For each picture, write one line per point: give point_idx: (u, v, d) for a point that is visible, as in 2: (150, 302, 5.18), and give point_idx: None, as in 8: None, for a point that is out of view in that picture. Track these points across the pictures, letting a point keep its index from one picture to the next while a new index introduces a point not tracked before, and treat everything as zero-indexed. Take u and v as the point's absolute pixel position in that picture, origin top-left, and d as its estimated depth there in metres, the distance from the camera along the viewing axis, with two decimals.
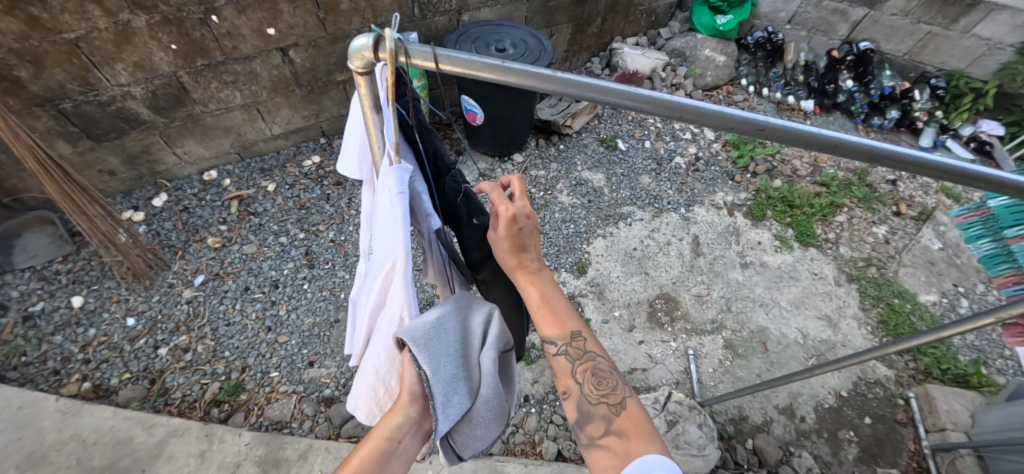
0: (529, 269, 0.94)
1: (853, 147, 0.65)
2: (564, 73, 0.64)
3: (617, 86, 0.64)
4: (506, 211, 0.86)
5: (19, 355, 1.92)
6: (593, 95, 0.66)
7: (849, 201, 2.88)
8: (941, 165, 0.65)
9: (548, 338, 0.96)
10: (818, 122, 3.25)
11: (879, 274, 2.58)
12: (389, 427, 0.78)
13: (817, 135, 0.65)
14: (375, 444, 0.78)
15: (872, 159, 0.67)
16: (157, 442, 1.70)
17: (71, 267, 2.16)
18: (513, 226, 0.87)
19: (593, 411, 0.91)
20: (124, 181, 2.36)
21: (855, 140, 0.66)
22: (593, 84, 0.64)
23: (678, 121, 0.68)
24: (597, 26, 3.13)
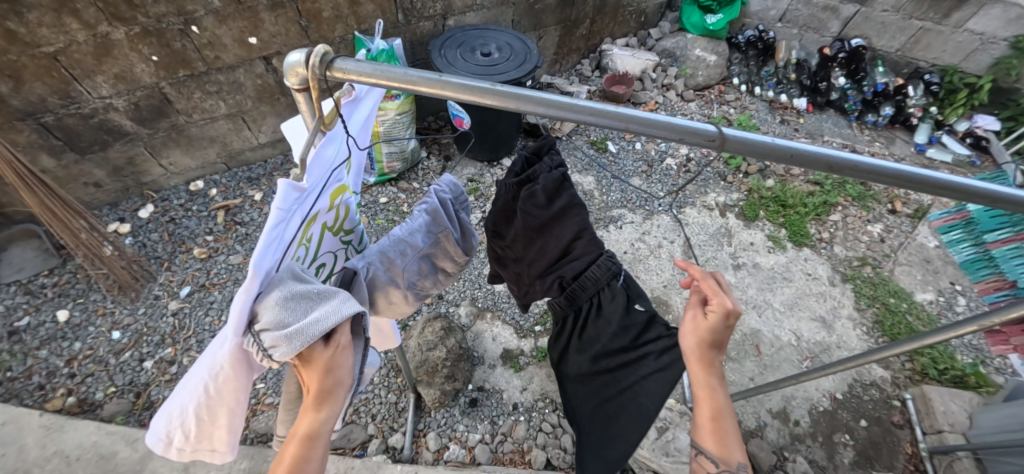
0: (712, 373, 0.85)
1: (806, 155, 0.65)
2: (504, 86, 0.65)
3: (560, 98, 0.65)
4: (722, 304, 0.82)
5: (4, 370, 1.91)
6: (535, 108, 0.66)
7: (843, 200, 2.85)
8: (902, 171, 0.64)
9: (704, 451, 0.84)
10: (812, 120, 3.21)
11: (874, 273, 2.54)
12: (323, 417, 0.70)
13: (770, 144, 0.64)
14: (308, 444, 0.68)
15: (831, 169, 0.66)
16: (140, 457, 1.68)
17: (57, 280, 2.16)
18: (722, 321, 0.83)
19: None
20: (110, 193, 2.36)
21: (809, 148, 0.65)
22: (532, 96, 0.64)
23: (628, 132, 0.67)
24: (585, 28, 3.11)
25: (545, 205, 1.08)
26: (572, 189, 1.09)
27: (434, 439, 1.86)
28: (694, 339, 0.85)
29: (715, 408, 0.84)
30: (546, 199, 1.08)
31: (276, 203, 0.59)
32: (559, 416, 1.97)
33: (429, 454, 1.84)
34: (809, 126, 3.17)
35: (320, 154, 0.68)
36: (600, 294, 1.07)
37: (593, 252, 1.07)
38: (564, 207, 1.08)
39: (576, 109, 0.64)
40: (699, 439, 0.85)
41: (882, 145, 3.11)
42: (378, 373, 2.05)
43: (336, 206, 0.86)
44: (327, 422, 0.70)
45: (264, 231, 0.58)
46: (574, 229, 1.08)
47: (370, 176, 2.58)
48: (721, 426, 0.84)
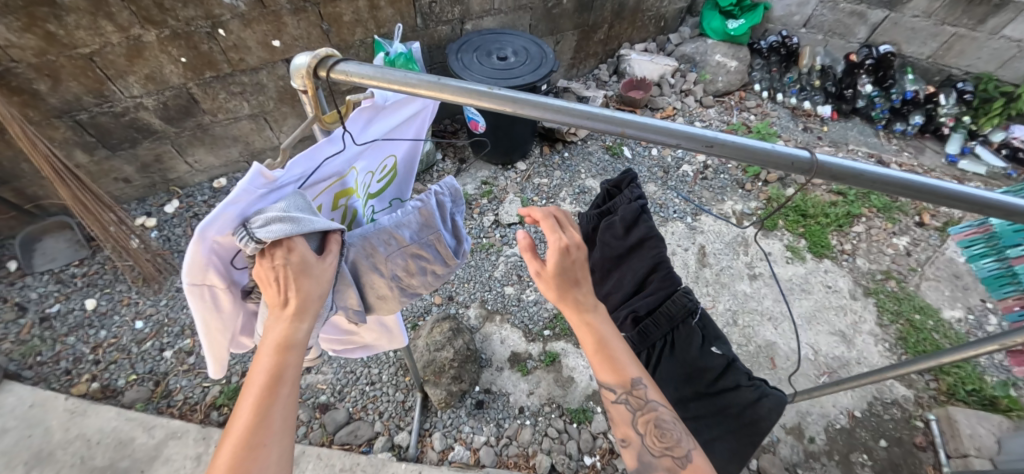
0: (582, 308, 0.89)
1: (802, 161, 0.63)
2: (500, 90, 0.66)
3: (555, 102, 0.66)
4: (558, 242, 0.85)
5: (34, 354, 2.00)
6: (531, 112, 0.67)
7: (868, 210, 2.76)
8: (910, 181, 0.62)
9: (605, 380, 0.89)
10: (836, 128, 3.13)
11: (898, 287, 2.45)
12: (282, 333, 0.68)
13: (772, 151, 0.63)
14: (285, 353, 0.69)
15: (830, 176, 0.65)
16: (155, 443, 1.74)
17: (87, 270, 2.26)
18: (565, 257, 0.86)
19: (657, 464, 0.84)
20: (138, 189, 2.46)
21: (802, 153, 0.64)
22: (528, 100, 0.65)
23: (624, 136, 0.66)
24: (603, 33, 3.11)
25: (622, 237, 1.09)
26: (649, 221, 1.08)
27: (439, 440, 1.87)
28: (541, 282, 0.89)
29: (593, 335, 0.89)
30: (624, 230, 1.09)
31: (241, 183, 0.64)
32: (565, 422, 1.95)
33: (434, 454, 1.85)
34: (833, 134, 3.09)
35: (315, 151, 0.70)
36: (673, 333, 1.05)
37: (669, 287, 1.06)
38: (642, 238, 1.08)
39: (572, 113, 0.65)
40: (598, 373, 0.89)
41: (911, 155, 3.00)
42: (387, 371, 2.07)
43: (340, 207, 0.88)
44: (301, 331, 0.70)
45: (219, 206, 0.63)
46: (650, 262, 1.08)
47: None
48: (608, 352, 0.89)
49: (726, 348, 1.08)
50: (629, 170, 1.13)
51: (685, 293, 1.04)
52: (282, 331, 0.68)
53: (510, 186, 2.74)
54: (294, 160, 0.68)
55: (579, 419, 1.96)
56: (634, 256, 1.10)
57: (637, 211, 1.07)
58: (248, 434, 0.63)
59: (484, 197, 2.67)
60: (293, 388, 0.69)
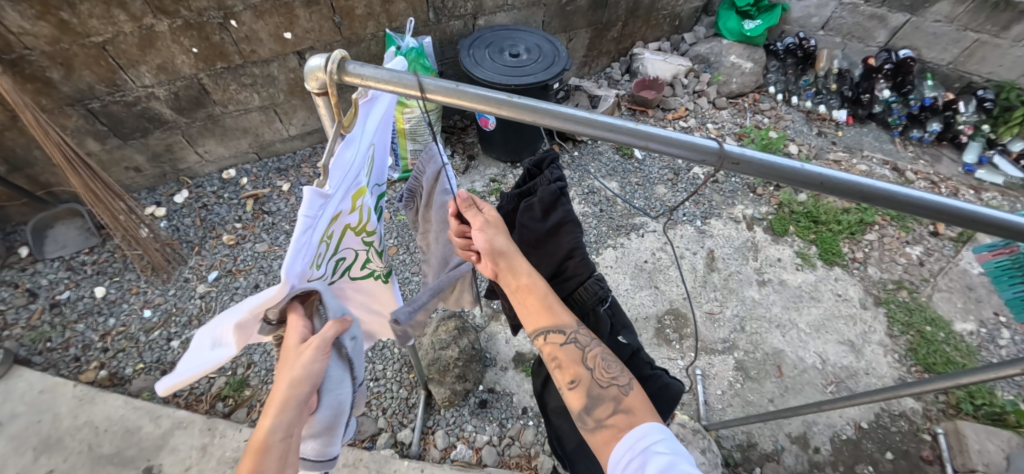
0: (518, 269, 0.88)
1: (837, 184, 0.62)
2: (522, 99, 0.64)
3: (576, 110, 0.64)
4: (490, 215, 0.88)
5: (44, 340, 2.02)
6: (548, 122, 0.65)
7: (881, 219, 2.72)
8: (947, 205, 0.60)
9: (548, 330, 0.86)
10: (851, 133, 3.08)
11: (910, 298, 2.42)
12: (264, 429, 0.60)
13: (801, 170, 0.61)
14: (262, 455, 0.59)
15: (865, 199, 0.63)
16: (162, 433, 1.76)
17: (96, 258, 2.27)
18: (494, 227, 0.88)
19: (604, 394, 0.82)
20: (149, 178, 2.46)
21: (840, 176, 0.62)
22: (547, 109, 0.64)
23: (646, 150, 0.65)
24: (617, 31, 3.07)
25: (540, 220, 0.97)
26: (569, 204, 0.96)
27: (441, 438, 1.87)
28: (482, 235, 0.86)
29: (533, 287, 0.88)
30: (542, 213, 0.97)
31: (302, 210, 0.62)
32: None
33: (436, 452, 1.85)
34: (848, 139, 3.04)
35: (339, 158, 0.68)
36: (585, 320, 1.00)
37: (583, 273, 0.97)
38: (560, 223, 0.96)
39: (595, 124, 0.63)
40: (539, 325, 0.87)
41: (927, 163, 2.96)
42: (390, 368, 2.08)
43: (356, 208, 0.86)
44: (278, 428, 0.61)
45: (295, 237, 0.61)
46: (566, 250, 0.96)
47: (394, 172, 2.62)
48: (546, 301, 0.88)
49: (633, 338, 1.04)
50: (551, 148, 0.98)
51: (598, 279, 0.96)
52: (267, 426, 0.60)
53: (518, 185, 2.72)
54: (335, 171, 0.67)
55: None
56: (555, 240, 0.98)
57: (552, 193, 0.94)
58: None
59: (492, 195, 2.65)
60: None
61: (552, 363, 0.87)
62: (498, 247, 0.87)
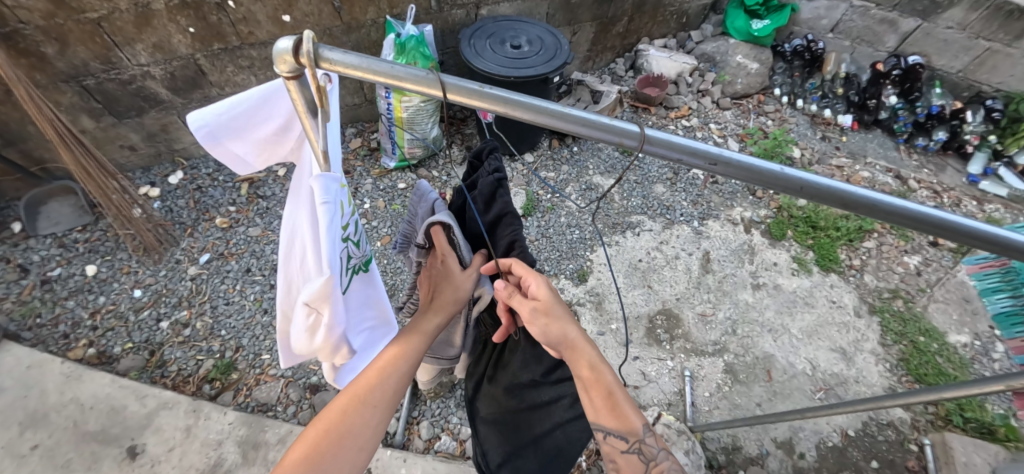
0: (578, 359, 0.86)
1: (817, 188, 0.59)
2: (494, 89, 0.62)
3: (550, 105, 0.61)
4: (541, 302, 0.86)
5: (34, 316, 2.02)
6: (525, 114, 0.63)
7: (880, 226, 2.69)
8: (935, 217, 0.57)
9: (611, 430, 0.84)
10: (855, 139, 3.04)
11: (905, 307, 2.40)
12: (430, 323, 0.92)
13: (778, 174, 0.59)
14: (416, 336, 0.91)
15: (846, 205, 0.60)
16: (147, 412, 1.76)
17: (89, 236, 2.27)
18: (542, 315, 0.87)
19: None
20: (144, 158, 2.45)
21: (824, 182, 0.59)
22: (520, 101, 0.61)
23: (625, 148, 0.62)
24: (622, 27, 3.04)
25: (482, 213, 1.00)
26: (508, 197, 0.97)
27: (426, 428, 1.88)
28: (534, 326, 0.87)
29: (598, 380, 0.84)
30: (483, 206, 0.99)
31: (319, 194, 0.71)
32: None
33: (420, 442, 1.85)
34: (852, 145, 3.00)
35: None
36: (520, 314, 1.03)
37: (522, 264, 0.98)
38: (500, 215, 0.98)
39: (569, 119, 0.60)
40: (603, 422, 0.85)
41: (930, 173, 2.92)
42: None
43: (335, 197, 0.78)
44: (435, 324, 0.93)
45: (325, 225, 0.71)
46: (505, 241, 0.97)
47: (391, 161, 2.59)
48: (611, 400, 0.84)
49: None
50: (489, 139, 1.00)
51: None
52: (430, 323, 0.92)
53: (516, 178, 2.70)
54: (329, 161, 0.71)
55: None
56: (497, 232, 1.00)
57: (490, 187, 0.96)
58: (366, 391, 0.83)
59: None
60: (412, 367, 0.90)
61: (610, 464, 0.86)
62: (551, 336, 0.87)
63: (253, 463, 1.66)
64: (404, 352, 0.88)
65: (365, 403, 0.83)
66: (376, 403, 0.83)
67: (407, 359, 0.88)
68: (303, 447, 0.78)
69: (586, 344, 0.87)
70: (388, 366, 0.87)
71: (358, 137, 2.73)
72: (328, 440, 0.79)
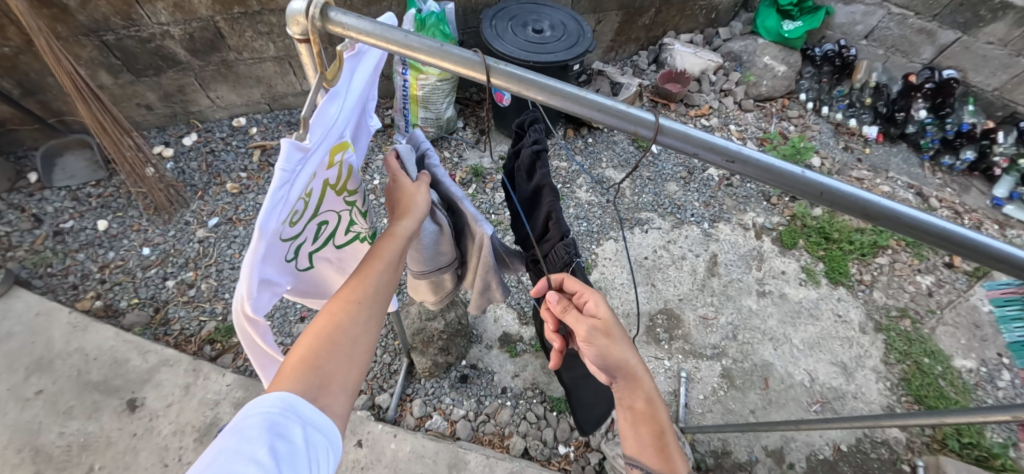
0: (638, 388, 0.88)
1: (839, 195, 0.55)
2: (506, 65, 0.60)
3: (566, 87, 0.58)
4: (603, 323, 0.85)
5: (45, 265, 2.06)
6: (535, 93, 0.60)
7: (895, 243, 2.63)
8: (953, 233, 0.54)
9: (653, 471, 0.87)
10: (878, 152, 2.95)
11: (912, 327, 2.35)
12: (403, 226, 0.80)
13: (799, 177, 0.56)
14: (392, 238, 0.79)
15: (867, 216, 0.57)
16: (149, 368, 1.80)
17: (102, 191, 2.30)
18: (603, 336, 0.86)
19: None
20: (159, 117, 2.47)
21: (850, 190, 0.55)
22: (535, 82, 0.59)
23: (643, 139, 0.60)
24: (649, 18, 2.97)
25: (526, 181, 0.96)
26: (548, 169, 0.91)
27: (418, 406, 1.89)
28: (592, 349, 0.86)
29: (651, 415, 0.89)
30: (527, 175, 0.95)
31: (278, 164, 0.52)
32: (545, 409, 1.95)
33: (412, 419, 1.87)
34: (874, 158, 2.92)
35: (324, 113, 0.59)
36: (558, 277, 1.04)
37: (556, 235, 0.94)
38: (539, 186, 0.92)
39: (583, 102, 0.58)
40: (647, 460, 0.88)
41: (953, 192, 2.83)
42: None
43: (336, 163, 0.75)
44: (408, 226, 0.80)
45: (268, 195, 0.52)
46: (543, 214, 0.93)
47: (403, 138, 2.58)
48: (660, 442, 0.88)
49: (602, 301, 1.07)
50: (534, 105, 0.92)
51: (566, 244, 0.93)
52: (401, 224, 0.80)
53: None
54: (318, 124, 0.58)
55: (559, 409, 1.95)
56: (538, 202, 0.96)
57: (528, 156, 0.90)
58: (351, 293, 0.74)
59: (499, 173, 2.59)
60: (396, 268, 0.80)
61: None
62: (607, 360, 0.86)
63: None
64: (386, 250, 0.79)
65: (355, 301, 0.74)
66: (367, 300, 0.75)
67: (388, 258, 0.78)
68: (296, 356, 0.68)
69: (644, 375, 0.88)
70: (372, 266, 0.77)
71: None
72: (321, 344, 0.69)
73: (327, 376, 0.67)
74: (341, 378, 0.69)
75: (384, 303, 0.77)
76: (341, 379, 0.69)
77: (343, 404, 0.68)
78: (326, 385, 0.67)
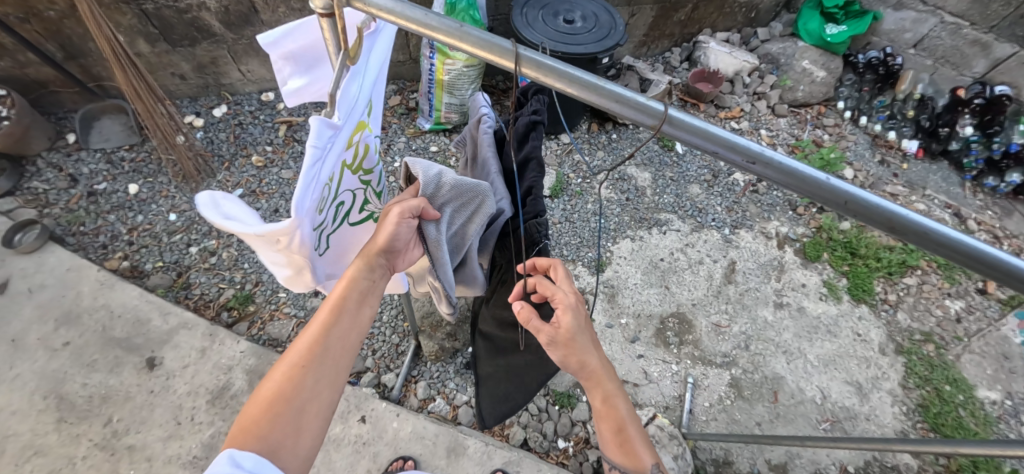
0: (603, 388, 0.87)
1: (864, 205, 0.50)
2: (527, 50, 0.56)
3: (583, 75, 0.56)
4: (565, 332, 0.80)
5: (79, 224, 2.15)
6: (555, 83, 0.58)
7: (926, 264, 2.52)
8: (984, 254, 0.50)
9: (619, 465, 0.89)
10: (917, 168, 2.82)
11: (936, 353, 2.26)
12: (361, 270, 0.80)
13: (821, 184, 0.51)
14: (349, 284, 0.79)
15: (890, 229, 0.52)
16: (168, 329, 1.87)
17: (135, 156, 2.37)
18: (565, 344, 0.82)
19: None
20: (192, 87, 2.53)
21: (874, 199, 0.51)
22: (557, 71, 0.56)
23: (656, 132, 0.57)
24: (684, 14, 2.89)
25: (516, 151, 0.96)
26: (539, 140, 0.91)
27: (422, 388, 1.91)
28: (557, 352, 0.83)
29: (612, 413, 0.89)
30: (518, 146, 0.96)
31: (310, 140, 0.52)
32: (548, 402, 1.94)
33: (415, 401, 1.90)
34: (912, 174, 2.79)
35: (346, 92, 0.59)
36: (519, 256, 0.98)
37: (530, 213, 0.91)
38: (527, 157, 0.93)
39: (601, 92, 0.55)
40: (612, 455, 0.90)
41: (994, 216, 2.69)
42: (387, 313, 2.12)
43: (353, 144, 0.74)
44: (365, 271, 0.81)
45: (302, 172, 0.52)
46: (525, 185, 0.92)
47: (426, 122, 2.58)
48: (624, 435, 0.89)
49: None
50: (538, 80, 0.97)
51: (537, 222, 0.89)
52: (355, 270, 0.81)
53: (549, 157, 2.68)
54: (344, 103, 0.58)
55: (562, 403, 1.94)
56: (523, 175, 0.95)
57: (523, 125, 0.92)
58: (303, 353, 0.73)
59: None
60: (355, 314, 0.79)
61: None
62: (569, 363, 0.85)
63: None
64: (341, 304, 0.78)
65: (304, 365, 0.72)
66: (317, 363, 0.73)
67: (345, 305, 0.78)
68: (241, 425, 0.67)
69: (609, 372, 0.89)
70: (325, 324, 0.76)
71: (397, 95, 2.73)
72: (267, 411, 0.68)
73: (273, 446, 0.67)
74: (291, 445, 0.68)
75: (338, 364, 0.75)
76: (289, 449, 0.68)
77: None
78: (277, 451, 0.67)
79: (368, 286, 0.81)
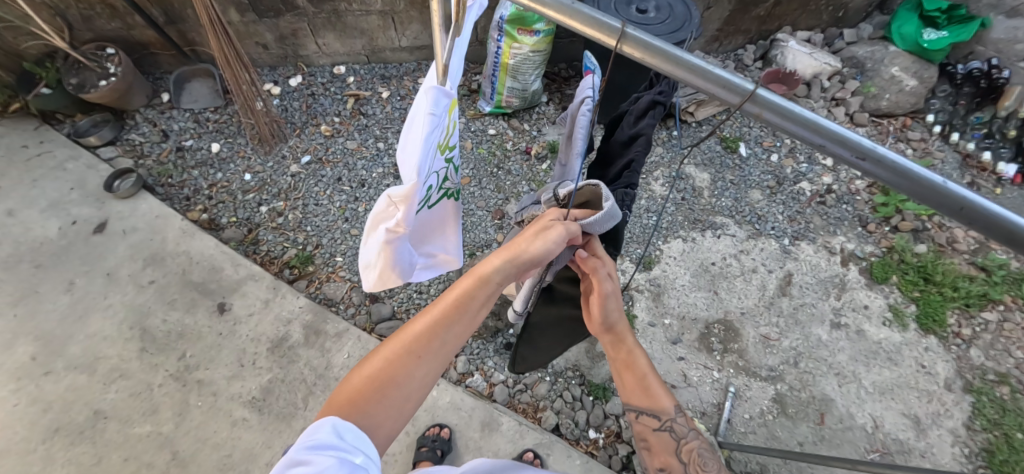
0: (626, 343, 0.98)
1: (983, 215, 0.47)
2: (636, 31, 0.57)
3: (693, 59, 0.56)
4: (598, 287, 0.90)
5: (167, 176, 2.35)
6: (660, 65, 0.59)
7: (1011, 300, 2.30)
8: None
9: (642, 410, 0.98)
10: (1012, 194, 2.57)
11: (1010, 397, 2.08)
12: (489, 271, 0.82)
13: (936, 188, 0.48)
14: (478, 283, 0.83)
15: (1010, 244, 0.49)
16: (238, 279, 2.02)
17: (219, 118, 2.56)
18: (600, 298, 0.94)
19: None
20: (273, 57, 2.68)
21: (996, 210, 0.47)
22: (664, 50, 0.57)
23: (757, 117, 0.56)
24: (764, 9, 2.75)
25: (631, 126, 0.98)
26: (655, 120, 0.91)
27: (462, 363, 1.96)
28: (595, 309, 0.95)
29: (633, 364, 0.99)
30: (634, 120, 0.97)
31: None
32: (583, 391, 1.94)
33: (454, 373, 1.95)
34: (1006, 200, 2.54)
35: None
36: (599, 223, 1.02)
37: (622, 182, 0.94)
38: (639, 131, 0.94)
39: (707, 77, 0.56)
40: (635, 399, 0.99)
41: None
42: None
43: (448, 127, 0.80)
44: (497, 273, 0.82)
45: None
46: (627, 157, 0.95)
47: (486, 105, 2.61)
48: (645, 383, 0.99)
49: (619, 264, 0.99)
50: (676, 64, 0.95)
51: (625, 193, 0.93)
52: (486, 269, 0.83)
53: None
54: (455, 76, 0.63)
55: (597, 395, 1.93)
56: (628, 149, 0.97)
57: (645, 103, 0.93)
58: (415, 341, 0.79)
59: None
60: (474, 311, 0.83)
61: (643, 442, 0.99)
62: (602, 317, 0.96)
63: (313, 347, 1.86)
64: (466, 301, 0.82)
65: (417, 355, 0.79)
66: (429, 355, 0.79)
67: (467, 303, 0.82)
68: (345, 399, 0.75)
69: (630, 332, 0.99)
70: (445, 317, 0.81)
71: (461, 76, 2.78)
72: (375, 388, 0.76)
73: (376, 423, 0.74)
74: (389, 426, 0.76)
75: (446, 357, 0.81)
76: (387, 428, 0.75)
77: (382, 445, 0.76)
78: (378, 428, 0.75)
79: (494, 290, 0.84)
